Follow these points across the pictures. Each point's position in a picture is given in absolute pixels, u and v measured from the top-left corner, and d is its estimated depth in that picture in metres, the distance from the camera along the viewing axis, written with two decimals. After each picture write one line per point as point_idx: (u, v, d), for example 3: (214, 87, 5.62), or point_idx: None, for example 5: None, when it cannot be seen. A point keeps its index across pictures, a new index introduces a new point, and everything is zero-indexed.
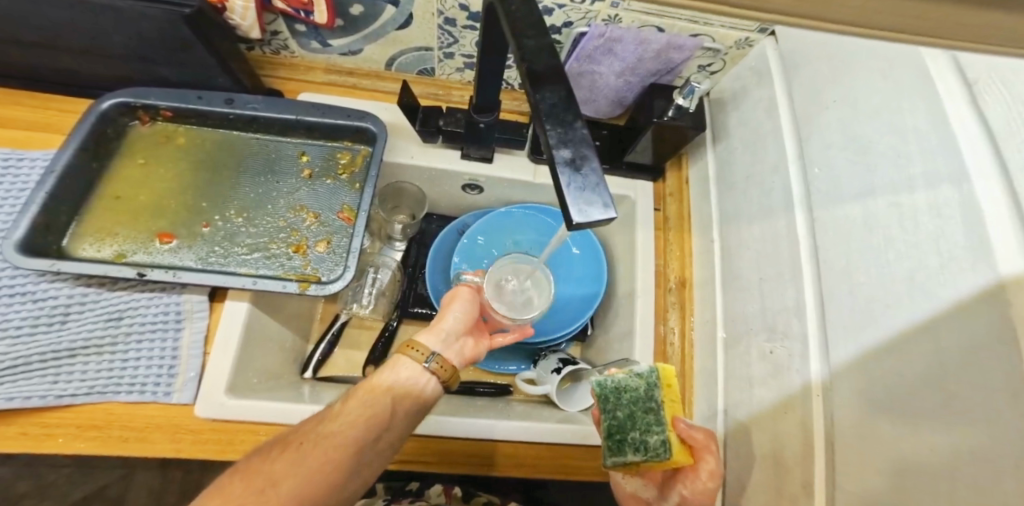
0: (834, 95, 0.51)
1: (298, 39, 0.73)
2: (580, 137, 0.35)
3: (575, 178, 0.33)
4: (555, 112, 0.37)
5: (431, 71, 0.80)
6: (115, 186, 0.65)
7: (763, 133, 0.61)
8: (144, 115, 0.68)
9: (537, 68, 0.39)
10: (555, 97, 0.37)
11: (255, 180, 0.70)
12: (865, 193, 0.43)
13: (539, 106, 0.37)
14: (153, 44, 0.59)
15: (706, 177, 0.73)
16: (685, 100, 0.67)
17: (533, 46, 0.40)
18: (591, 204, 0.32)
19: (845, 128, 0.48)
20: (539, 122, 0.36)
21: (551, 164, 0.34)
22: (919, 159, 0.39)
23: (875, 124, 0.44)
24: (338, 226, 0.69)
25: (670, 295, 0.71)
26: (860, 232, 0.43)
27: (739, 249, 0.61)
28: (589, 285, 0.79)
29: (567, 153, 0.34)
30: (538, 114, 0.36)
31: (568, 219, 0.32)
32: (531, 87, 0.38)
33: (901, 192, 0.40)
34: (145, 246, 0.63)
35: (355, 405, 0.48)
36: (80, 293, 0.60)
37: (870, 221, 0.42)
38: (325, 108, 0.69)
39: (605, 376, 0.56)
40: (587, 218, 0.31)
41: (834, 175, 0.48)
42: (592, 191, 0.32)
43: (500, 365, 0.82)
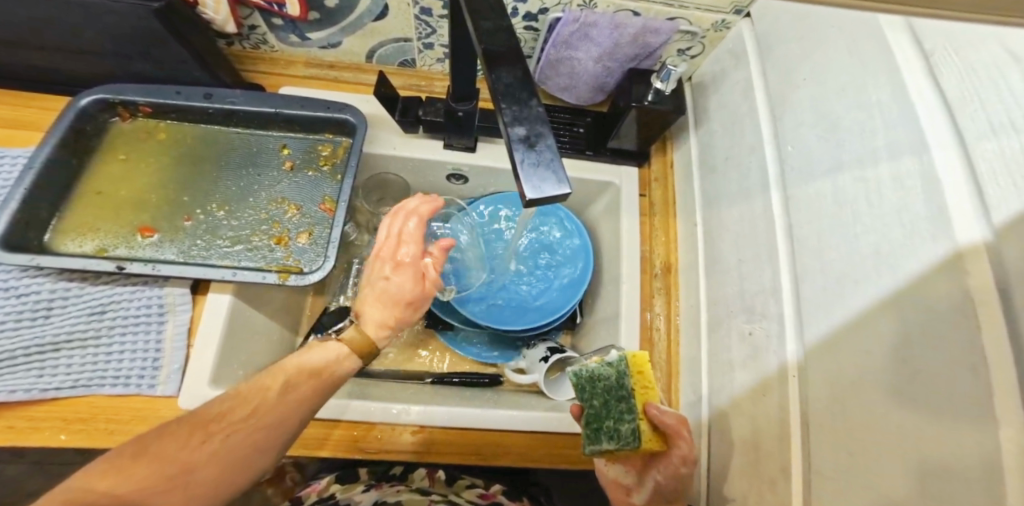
0: (805, 73, 0.51)
1: (276, 33, 0.73)
2: (535, 114, 0.36)
3: (529, 155, 0.34)
4: (512, 91, 0.37)
5: (412, 62, 0.80)
6: (97, 182, 0.66)
7: (742, 115, 0.61)
8: (124, 111, 0.68)
9: (496, 49, 0.39)
10: (511, 77, 0.38)
11: (237, 173, 0.70)
12: (834, 168, 0.43)
13: (495, 86, 0.37)
14: (127, 39, 0.60)
15: (690, 162, 0.73)
16: (663, 84, 0.67)
17: (491, 28, 0.41)
18: (544, 181, 0.33)
19: (816, 105, 0.47)
20: (495, 101, 0.37)
21: (506, 142, 0.35)
22: (885, 130, 0.38)
23: (844, 97, 0.44)
24: (319, 217, 0.69)
25: (656, 280, 0.71)
26: (829, 209, 0.42)
27: (720, 231, 0.61)
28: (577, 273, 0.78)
29: (522, 130, 0.35)
30: (494, 93, 0.37)
31: (523, 196, 0.33)
32: (487, 69, 0.38)
33: (867, 166, 0.39)
34: (127, 241, 0.63)
35: (281, 391, 0.48)
36: (62, 288, 0.60)
37: (839, 197, 0.41)
38: (304, 100, 0.69)
39: (581, 365, 0.55)
40: (543, 194, 0.33)
41: (806, 152, 0.47)
42: (546, 167, 0.33)
43: (489, 355, 0.82)
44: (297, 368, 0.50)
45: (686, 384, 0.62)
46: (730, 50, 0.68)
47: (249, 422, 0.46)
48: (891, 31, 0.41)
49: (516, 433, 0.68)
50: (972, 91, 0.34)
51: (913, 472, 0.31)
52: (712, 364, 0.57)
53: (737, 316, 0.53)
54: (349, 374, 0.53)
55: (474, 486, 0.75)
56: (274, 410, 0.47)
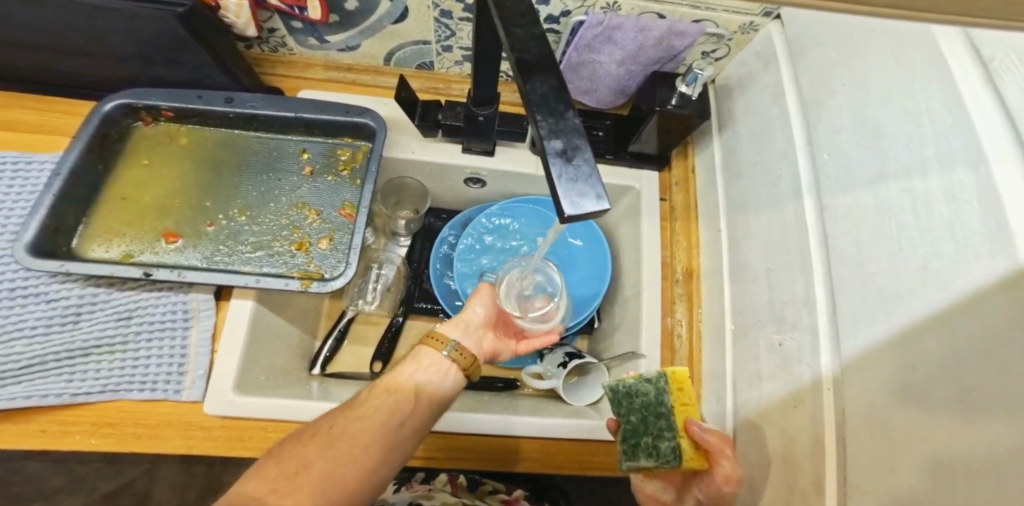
0: (843, 78, 0.50)
1: (295, 36, 0.72)
2: (572, 126, 0.36)
3: (569, 169, 0.33)
4: (546, 103, 0.37)
5: (430, 65, 0.79)
6: (121, 188, 0.66)
7: (771, 120, 0.60)
8: (146, 115, 0.68)
9: (528, 57, 0.39)
10: (545, 87, 0.37)
11: (257, 178, 0.70)
12: (876, 179, 0.41)
13: (530, 96, 0.37)
14: (151, 44, 0.60)
15: (712, 166, 0.72)
16: (689, 88, 0.67)
17: (522, 35, 0.40)
18: (582, 196, 0.32)
19: (855, 111, 0.47)
20: (530, 112, 0.36)
21: (542, 156, 0.34)
22: (935, 140, 0.37)
23: (888, 105, 0.43)
24: (340, 223, 0.69)
25: (677, 286, 0.70)
26: (872, 220, 0.41)
27: (745, 238, 0.60)
28: (596, 279, 0.77)
29: (559, 144, 0.35)
30: (528, 104, 0.36)
31: (560, 211, 0.33)
32: (521, 78, 0.38)
33: (914, 178, 0.38)
34: (151, 246, 0.64)
35: (380, 396, 0.49)
36: (90, 293, 0.61)
37: (882, 208, 0.40)
38: (324, 104, 0.69)
39: (617, 381, 0.55)
40: (581, 211, 0.32)
41: (844, 159, 0.46)
42: (585, 182, 0.33)
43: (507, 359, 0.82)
44: (411, 376, 0.51)
45: (709, 392, 0.61)
46: (757, 53, 0.67)
47: (353, 424, 0.47)
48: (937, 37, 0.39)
49: (537, 440, 0.67)
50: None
51: (929, 478, 0.32)
52: (738, 373, 0.55)
53: (765, 325, 0.52)
54: (460, 383, 0.54)
55: (496, 491, 0.76)
56: (378, 413, 0.47)
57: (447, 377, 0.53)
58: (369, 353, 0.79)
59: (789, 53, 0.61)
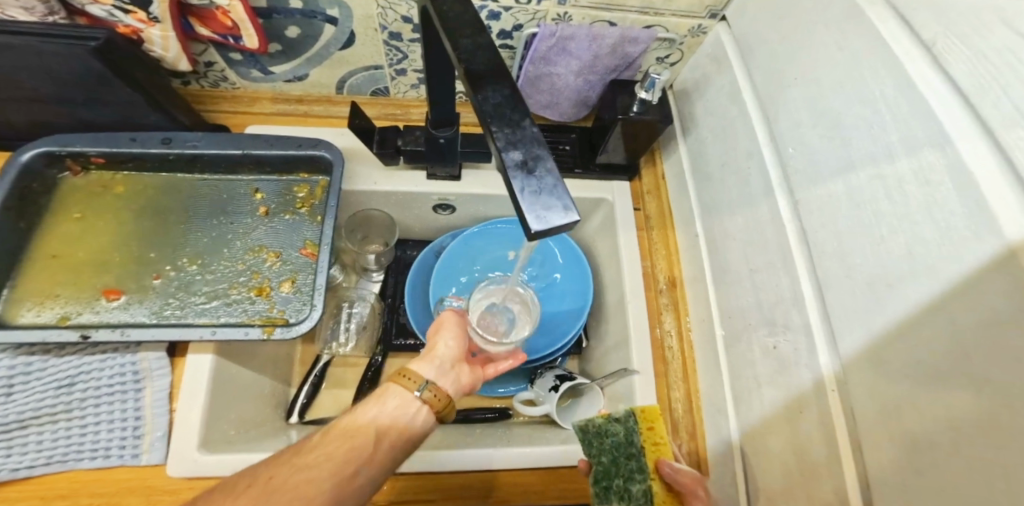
0: (794, 72, 0.50)
1: (236, 68, 0.69)
2: (530, 135, 0.33)
3: (531, 179, 0.31)
4: (501, 111, 0.34)
5: (385, 91, 0.77)
6: (51, 246, 0.60)
7: (731, 121, 0.60)
8: (73, 164, 0.63)
9: (476, 67, 0.37)
10: (500, 96, 0.35)
11: (207, 222, 0.65)
12: (844, 169, 0.40)
13: (482, 108, 0.34)
14: (71, 84, 0.56)
15: (681, 171, 0.71)
16: (648, 93, 0.66)
17: (469, 44, 0.38)
18: (549, 209, 0.30)
19: (812, 103, 0.46)
20: (485, 124, 0.34)
21: (502, 169, 0.32)
22: (905, 124, 0.35)
23: (843, 92, 0.42)
24: (302, 263, 0.64)
25: (662, 297, 0.69)
26: (847, 210, 0.39)
27: (723, 239, 0.59)
28: (578, 292, 0.75)
29: (518, 155, 0.32)
30: (482, 116, 0.34)
31: (527, 228, 0.30)
32: (471, 90, 0.35)
33: (884, 163, 0.36)
34: (91, 305, 0.58)
35: (335, 440, 0.45)
36: (21, 364, 0.54)
37: (855, 197, 0.38)
38: (275, 139, 0.65)
39: (585, 420, 0.54)
40: (547, 226, 0.30)
41: (807, 152, 0.45)
42: (549, 194, 0.30)
43: (497, 388, 0.79)
44: (372, 417, 0.48)
45: (707, 402, 0.59)
46: (709, 55, 0.68)
47: (297, 470, 0.42)
48: (878, 23, 0.40)
49: (539, 470, 0.64)
50: (989, 78, 0.31)
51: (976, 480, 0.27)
52: (734, 379, 0.54)
53: (756, 328, 0.50)
54: (426, 427, 0.50)
55: None
56: (328, 461, 0.43)
57: (412, 420, 0.49)
58: (348, 396, 0.74)
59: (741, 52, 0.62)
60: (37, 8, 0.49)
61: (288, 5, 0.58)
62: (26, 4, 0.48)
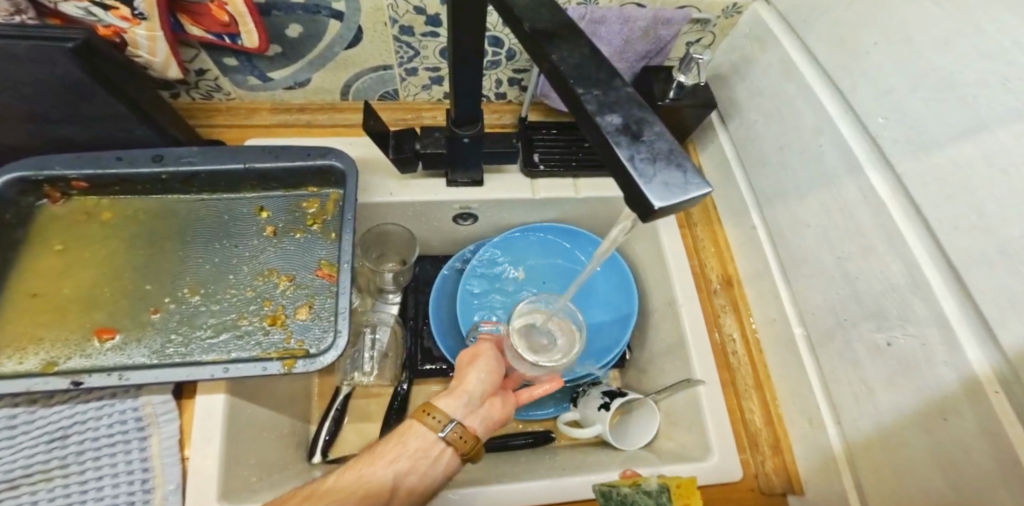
0: (870, 34, 0.44)
1: (231, 75, 0.62)
2: (626, 95, 0.27)
3: (637, 144, 0.25)
4: (581, 73, 0.28)
5: (394, 93, 0.71)
6: (32, 283, 0.53)
7: (788, 98, 0.54)
8: (52, 191, 0.56)
9: (543, 26, 0.30)
10: (578, 56, 0.29)
11: (209, 247, 0.58)
12: (976, 128, 0.34)
13: (560, 69, 0.28)
14: (48, 95, 0.49)
15: (724, 160, 0.65)
16: (687, 78, 0.59)
17: (527, 3, 0.32)
18: (671, 179, 0.24)
19: (907, 63, 0.40)
20: (567, 88, 0.28)
21: (600, 137, 0.26)
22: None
23: (956, 50, 0.36)
24: (319, 286, 0.57)
25: (717, 297, 0.61)
26: (992, 177, 0.33)
27: (794, 229, 0.52)
28: (621, 300, 0.68)
29: (618, 119, 0.26)
30: (561, 80, 0.28)
31: (643, 205, 0.24)
32: (543, 53, 0.29)
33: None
34: (80, 349, 0.50)
35: (344, 489, 0.38)
36: (5, 417, 0.46)
37: (1002, 161, 0.32)
38: (279, 149, 0.58)
39: (611, 487, 0.46)
40: (676, 199, 0.23)
41: (908, 120, 0.40)
42: (667, 162, 0.24)
43: (536, 411, 0.70)
44: (389, 462, 0.41)
45: (792, 410, 0.52)
46: (746, 35, 0.61)
47: None
48: None
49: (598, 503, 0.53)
50: None
51: None
52: (829, 384, 0.47)
53: (859, 324, 0.44)
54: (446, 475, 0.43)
55: None
56: None
57: (433, 467, 0.42)
58: (374, 430, 0.66)
59: (788, 27, 0.55)
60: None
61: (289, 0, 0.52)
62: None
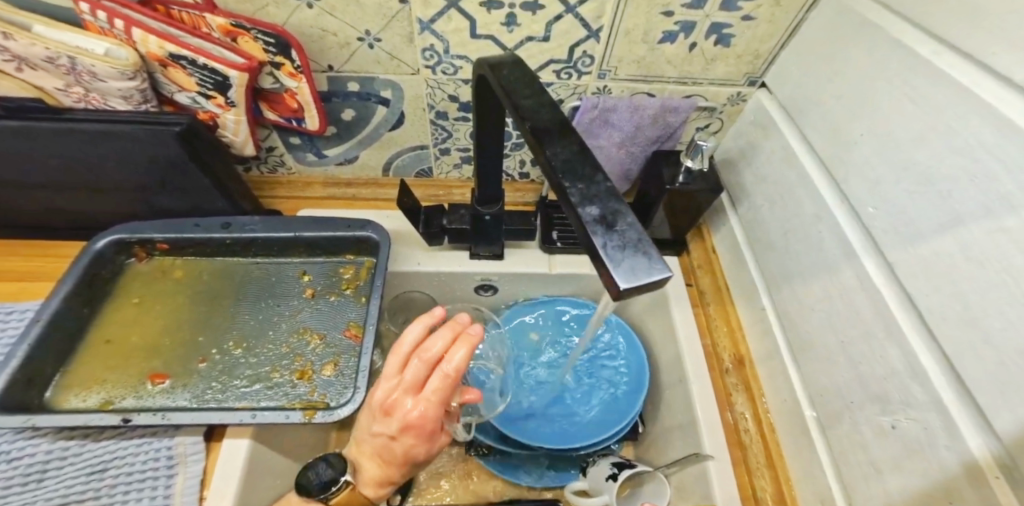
0: (857, 130, 0.47)
1: (293, 152, 0.73)
2: (605, 189, 0.31)
3: (607, 232, 0.29)
4: (567, 168, 0.33)
5: (429, 171, 0.79)
6: (107, 330, 0.61)
7: (789, 185, 0.56)
8: (140, 251, 0.66)
9: (542, 126, 0.36)
10: (567, 153, 0.34)
11: (255, 305, 0.65)
12: (952, 223, 0.36)
13: (551, 163, 0.33)
14: (150, 171, 0.59)
15: (735, 242, 0.67)
16: (695, 162, 0.64)
17: (527, 104, 0.38)
18: (637, 265, 0.27)
19: (891, 158, 0.43)
20: (556, 180, 0.33)
21: (580, 224, 0.30)
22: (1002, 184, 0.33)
23: (932, 147, 0.38)
24: (345, 345, 0.62)
25: (729, 377, 0.61)
26: (969, 271, 0.34)
27: (799, 312, 0.53)
28: (632, 374, 0.68)
29: (596, 210, 0.30)
30: (549, 171, 0.33)
31: (614, 286, 0.28)
32: (539, 148, 0.35)
33: (1005, 215, 0.32)
34: (135, 390, 0.56)
35: None
36: (61, 448, 0.52)
37: (976, 255, 0.34)
38: (325, 222, 0.66)
39: None
40: (639, 282, 0.27)
41: (896, 212, 0.41)
42: (634, 249, 0.28)
43: (546, 480, 0.68)
44: None
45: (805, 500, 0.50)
46: (752, 122, 0.65)
47: None
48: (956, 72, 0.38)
49: None
50: None
51: None
52: (840, 472, 0.45)
53: (863, 409, 0.43)
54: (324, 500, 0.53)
55: None
56: None
57: None
58: None
59: (787, 116, 0.59)
60: (134, 97, 0.55)
61: (346, 89, 0.62)
62: (126, 92, 0.54)
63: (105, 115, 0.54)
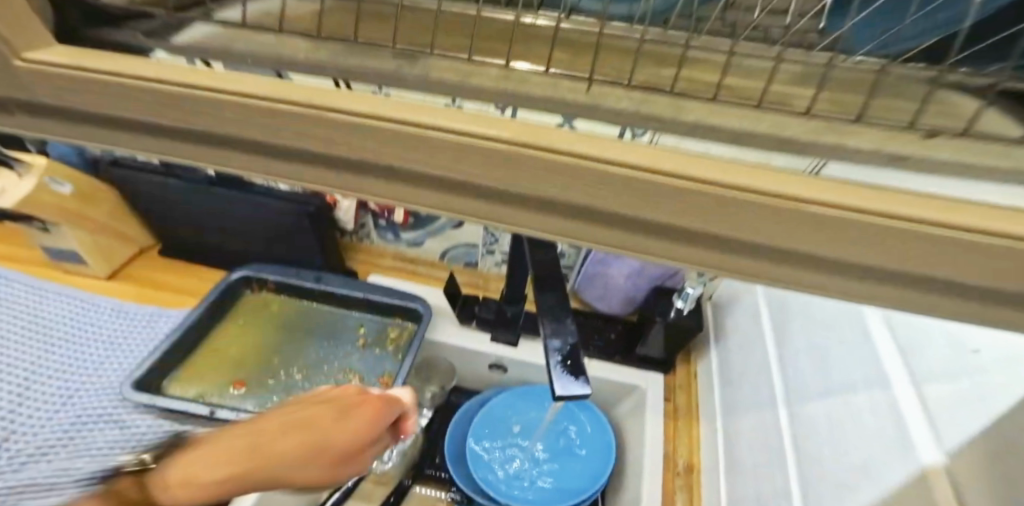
0: (797, 319, 0.61)
1: (378, 231, 0.99)
2: (567, 329, 0.49)
3: (565, 361, 0.46)
4: (552, 313, 0.51)
5: (474, 263, 0.99)
6: (216, 341, 0.84)
7: (751, 337, 0.71)
8: (256, 285, 0.90)
9: (542, 274, 0.53)
10: (553, 300, 0.52)
11: (320, 343, 0.86)
12: (833, 404, 0.49)
13: (541, 305, 0.51)
14: (279, 229, 0.87)
15: (711, 376, 0.82)
16: (683, 303, 0.81)
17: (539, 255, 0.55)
18: (570, 383, 0.44)
19: (810, 341, 0.56)
20: (541, 319, 0.50)
21: (546, 351, 0.48)
22: (845, 365, 0.49)
23: (833, 346, 0.52)
24: (376, 389, 0.81)
25: (679, 482, 0.77)
26: (829, 430, 0.49)
27: (737, 442, 0.69)
28: (592, 480, 0.82)
29: (557, 342, 0.48)
30: (540, 309, 0.51)
31: (555, 392, 0.44)
32: (537, 291, 0.52)
33: (848, 403, 0.47)
34: (221, 391, 0.78)
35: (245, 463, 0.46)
36: (157, 426, 0.74)
37: (834, 421, 0.48)
38: (386, 290, 0.90)
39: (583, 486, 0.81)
40: (568, 392, 0.44)
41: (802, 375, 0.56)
42: (574, 382, 0.44)
43: None
44: None
45: None
46: (730, 298, 0.81)
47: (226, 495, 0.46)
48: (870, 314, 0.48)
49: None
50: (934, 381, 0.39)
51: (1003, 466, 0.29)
52: None
53: None
54: None
55: None
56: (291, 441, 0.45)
57: None
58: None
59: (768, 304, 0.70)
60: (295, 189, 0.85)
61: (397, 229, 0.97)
62: (293, 191, 0.86)
63: (274, 194, 0.84)
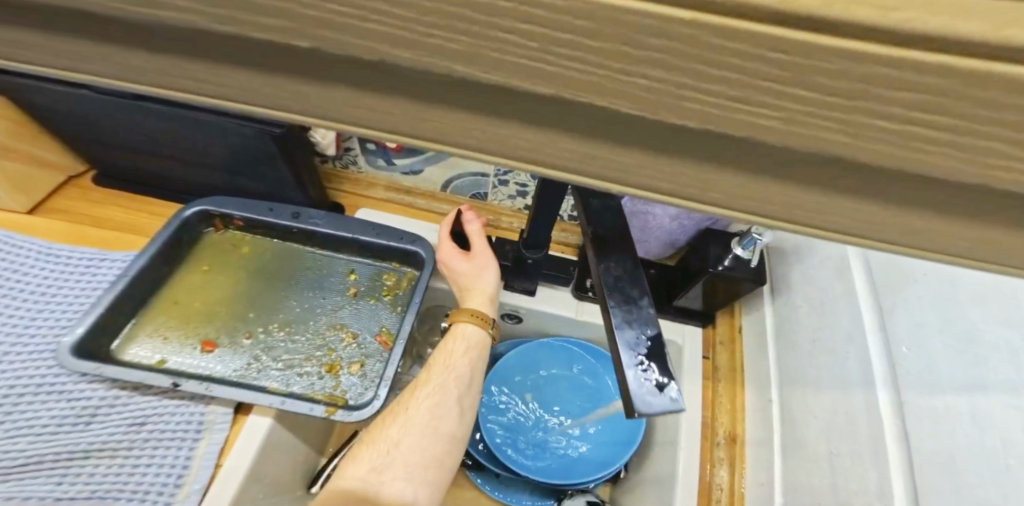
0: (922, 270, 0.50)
1: (367, 155, 0.81)
2: (644, 312, 0.35)
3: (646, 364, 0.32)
4: (617, 288, 0.37)
5: (484, 196, 0.83)
6: (174, 291, 0.69)
7: (835, 296, 0.59)
8: (219, 222, 0.75)
9: (603, 231, 0.39)
10: (620, 270, 0.37)
11: (303, 293, 0.72)
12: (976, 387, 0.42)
13: (603, 279, 0.37)
14: (242, 156, 0.69)
15: (761, 332, 0.72)
16: (744, 251, 0.67)
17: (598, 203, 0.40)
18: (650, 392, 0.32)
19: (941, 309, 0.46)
20: (604, 296, 0.36)
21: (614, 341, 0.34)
22: (1009, 363, 0.41)
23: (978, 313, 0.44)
24: (374, 349, 0.69)
25: (718, 449, 0.69)
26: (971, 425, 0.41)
27: (802, 415, 0.60)
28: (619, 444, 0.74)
29: (633, 332, 0.34)
30: (601, 288, 0.36)
31: (630, 405, 0.32)
32: (595, 256, 0.38)
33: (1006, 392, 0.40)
34: (186, 353, 0.65)
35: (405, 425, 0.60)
36: (112, 396, 0.62)
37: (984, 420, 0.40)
38: (380, 229, 0.74)
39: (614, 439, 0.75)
40: (649, 409, 0.31)
41: (932, 362, 0.46)
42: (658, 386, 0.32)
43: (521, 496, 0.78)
44: None
45: None
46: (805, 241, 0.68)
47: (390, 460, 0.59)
48: None
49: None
50: None
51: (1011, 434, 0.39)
52: None
53: None
54: None
55: None
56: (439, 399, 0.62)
57: None
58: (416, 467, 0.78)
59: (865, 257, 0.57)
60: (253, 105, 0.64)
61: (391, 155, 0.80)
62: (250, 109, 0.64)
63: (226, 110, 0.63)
